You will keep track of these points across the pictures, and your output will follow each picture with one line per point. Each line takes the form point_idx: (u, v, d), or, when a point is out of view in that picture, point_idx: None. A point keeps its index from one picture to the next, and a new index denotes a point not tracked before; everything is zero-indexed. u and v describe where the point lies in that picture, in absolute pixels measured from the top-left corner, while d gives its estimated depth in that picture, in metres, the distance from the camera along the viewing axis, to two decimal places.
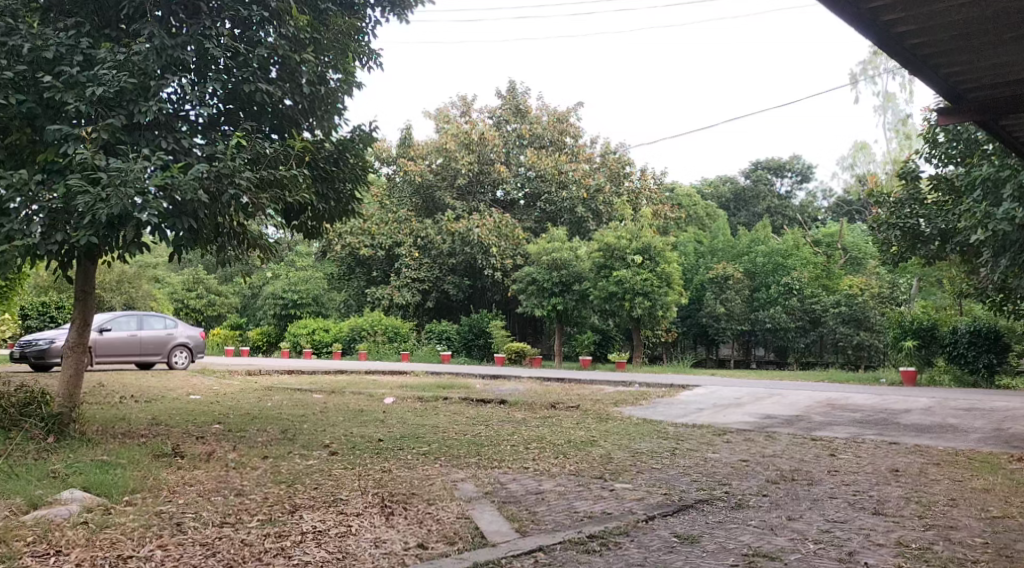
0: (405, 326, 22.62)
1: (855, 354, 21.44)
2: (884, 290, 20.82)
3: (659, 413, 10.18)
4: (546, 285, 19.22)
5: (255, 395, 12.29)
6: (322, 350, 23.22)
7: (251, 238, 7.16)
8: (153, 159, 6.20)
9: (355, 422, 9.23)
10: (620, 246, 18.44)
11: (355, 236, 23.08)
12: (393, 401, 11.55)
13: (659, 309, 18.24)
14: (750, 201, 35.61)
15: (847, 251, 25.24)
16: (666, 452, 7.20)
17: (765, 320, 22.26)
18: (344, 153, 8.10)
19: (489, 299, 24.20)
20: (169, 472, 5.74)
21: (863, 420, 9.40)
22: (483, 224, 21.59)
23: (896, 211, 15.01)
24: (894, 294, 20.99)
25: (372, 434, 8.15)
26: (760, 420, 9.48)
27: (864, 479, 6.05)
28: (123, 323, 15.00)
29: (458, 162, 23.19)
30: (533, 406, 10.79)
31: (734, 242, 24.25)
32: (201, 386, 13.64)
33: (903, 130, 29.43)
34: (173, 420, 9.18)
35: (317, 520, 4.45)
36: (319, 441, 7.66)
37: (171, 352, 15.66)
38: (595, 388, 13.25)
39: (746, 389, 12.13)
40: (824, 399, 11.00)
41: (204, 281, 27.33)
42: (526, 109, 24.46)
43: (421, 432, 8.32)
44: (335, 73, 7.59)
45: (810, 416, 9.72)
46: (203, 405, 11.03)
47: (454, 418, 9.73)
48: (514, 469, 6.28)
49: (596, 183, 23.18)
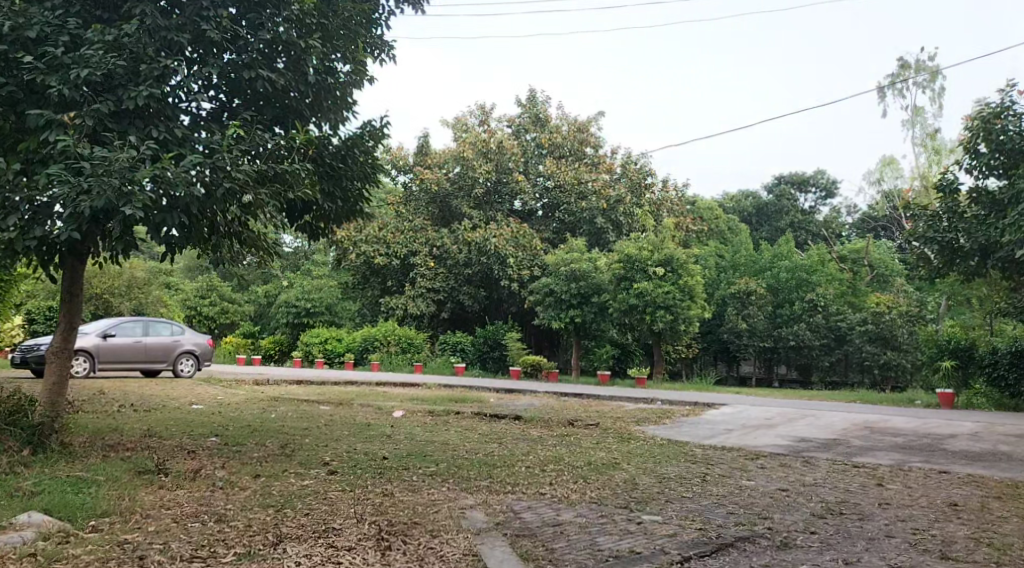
0: (418, 337, 22.09)
1: (881, 375, 20.69)
2: (912, 308, 20.09)
3: (684, 433, 9.56)
4: (565, 296, 18.62)
5: (259, 406, 11.76)
6: (334, 360, 22.71)
7: (251, 241, 6.65)
8: (142, 149, 5.70)
9: (360, 437, 8.67)
10: (641, 258, 17.82)
11: (369, 243, 22.65)
12: (402, 415, 10.97)
13: (681, 323, 17.65)
14: (773, 216, 34.86)
15: (873, 268, 24.49)
16: (695, 478, 6.58)
17: (788, 337, 21.45)
18: (351, 150, 7.63)
19: (506, 311, 23.57)
20: (148, 492, 5.21)
21: (905, 445, 8.72)
22: (500, 234, 21.15)
23: (933, 225, 14.27)
24: (922, 313, 20.23)
25: (377, 452, 7.57)
26: (793, 443, 8.81)
27: (922, 514, 5.40)
28: (128, 329, 14.60)
29: (475, 171, 22.75)
30: (550, 423, 10.20)
31: (756, 257, 23.62)
32: (206, 395, 13.14)
33: (933, 144, 28.54)
34: (167, 432, 8.67)
35: (302, 556, 3.89)
36: (319, 458, 7.10)
37: (177, 360, 15.20)
38: (615, 404, 12.62)
39: (775, 409, 11.47)
40: (861, 421, 10.30)
41: (218, 288, 26.98)
42: (546, 118, 23.97)
43: (430, 451, 7.74)
44: (344, 63, 7.06)
45: (848, 440, 9.06)
46: (203, 416, 10.51)
47: (466, 434, 9.15)
48: (530, 495, 5.67)
49: (616, 194, 22.57)
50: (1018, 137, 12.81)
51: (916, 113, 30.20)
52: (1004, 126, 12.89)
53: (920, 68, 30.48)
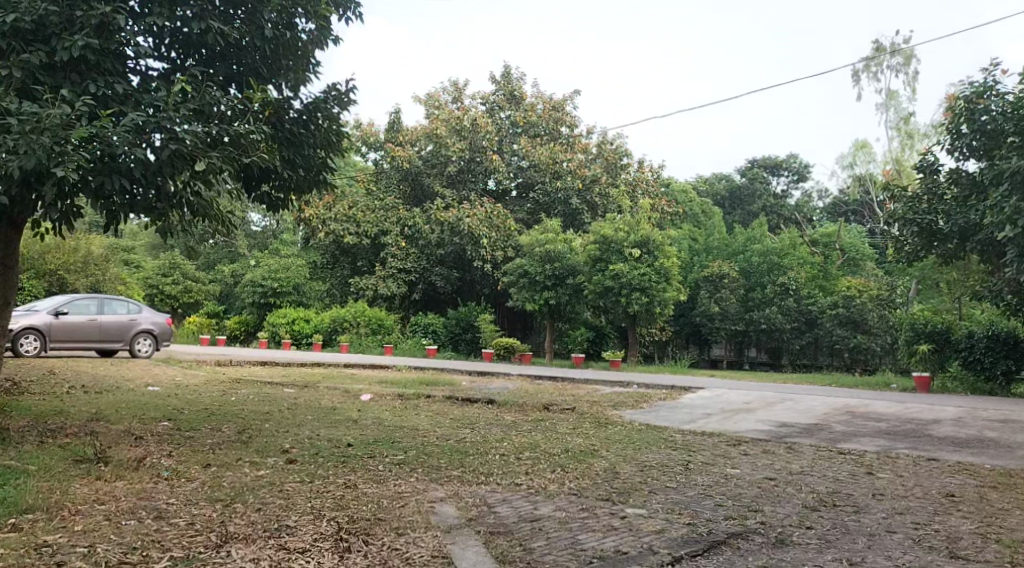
0: (389, 318, 21.54)
1: (851, 359, 20.66)
2: (883, 293, 20.09)
3: (662, 418, 9.22)
4: (538, 278, 18.17)
5: (219, 389, 11.22)
6: (302, 342, 22.09)
7: (205, 211, 6.14)
8: (76, 103, 5.16)
9: (325, 422, 8.19)
10: (618, 239, 17.47)
11: (339, 222, 21.97)
12: (369, 398, 10.52)
13: (657, 305, 17.36)
14: (745, 200, 34.70)
15: (845, 252, 24.44)
16: (679, 467, 6.22)
17: (760, 321, 21.28)
18: (313, 115, 7.14)
19: (478, 292, 23.12)
20: (83, 484, 4.74)
21: (890, 430, 8.48)
22: (473, 213, 20.65)
23: (913, 207, 14.03)
24: (892, 297, 20.20)
25: (341, 438, 7.10)
26: (774, 428, 8.52)
27: (920, 506, 5.09)
28: (82, 307, 13.92)
29: (449, 149, 22.21)
30: (524, 407, 9.81)
31: (730, 240, 23.42)
32: (163, 376, 12.54)
33: (906, 128, 28.48)
34: (117, 415, 8.15)
35: (247, 560, 3.50)
36: (278, 445, 6.62)
37: (134, 339, 14.56)
38: (591, 388, 12.27)
39: (754, 393, 11.21)
40: (842, 406, 10.06)
41: (181, 267, 26.13)
42: (521, 96, 23.36)
43: (398, 437, 7.29)
44: (306, 21, 6.54)
45: (831, 425, 8.78)
46: (159, 398, 9.95)
47: (436, 419, 8.72)
48: (504, 487, 5.25)
49: (591, 174, 22.23)
50: (1001, 118, 12.58)
51: (890, 97, 30.15)
52: (986, 106, 12.63)
53: (895, 51, 30.35)
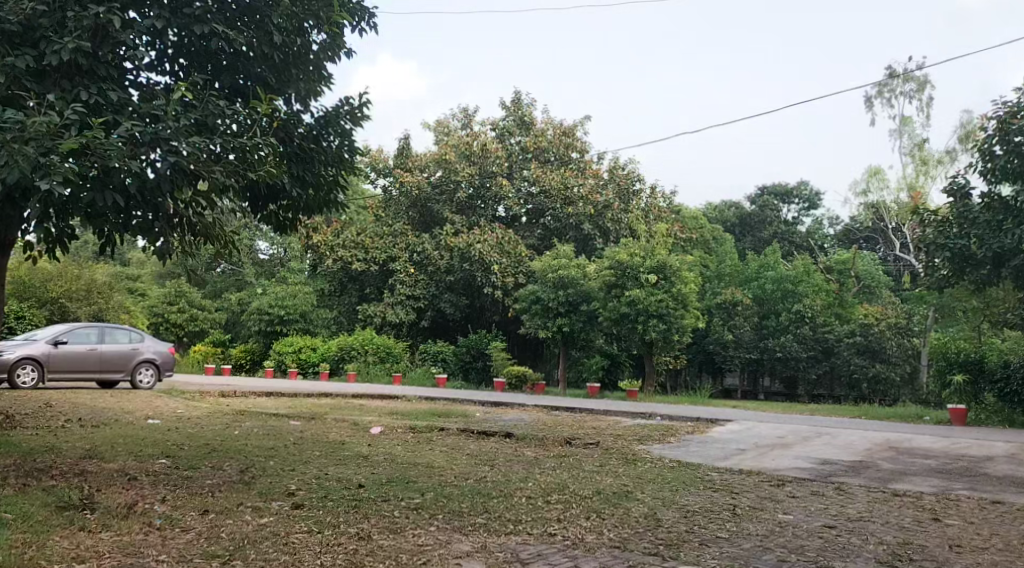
0: (397, 346, 20.97)
1: (869, 388, 20.05)
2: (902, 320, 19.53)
3: (694, 454, 8.63)
4: (551, 304, 17.67)
5: (223, 421, 10.66)
6: (309, 371, 21.48)
7: (208, 233, 5.66)
8: (67, 111, 4.70)
9: (333, 459, 7.61)
10: (633, 264, 16.85)
11: (347, 249, 21.63)
12: (379, 431, 9.96)
13: (675, 333, 16.77)
14: (756, 227, 34.26)
15: (860, 279, 23.88)
16: (725, 512, 5.64)
17: (775, 349, 20.61)
18: (325, 131, 6.68)
19: (489, 319, 22.54)
20: (63, 537, 4.20)
21: (941, 468, 7.86)
22: (484, 240, 20.27)
23: (944, 232, 13.37)
24: (910, 325, 19.86)
25: (352, 478, 6.54)
26: (816, 467, 7.92)
27: (1008, 562, 4.49)
28: (82, 336, 13.43)
29: (458, 174, 21.86)
30: (545, 441, 9.24)
31: (743, 266, 22.80)
32: (165, 409, 11.99)
33: (920, 154, 27.85)
34: (112, 452, 7.62)
35: None
36: (283, 487, 6.05)
37: (136, 369, 14.04)
38: (611, 420, 11.67)
39: (784, 426, 10.62)
40: (883, 441, 9.45)
41: (187, 294, 25.71)
42: (531, 122, 23.04)
43: (413, 476, 6.74)
44: (319, 31, 6.09)
45: (876, 462, 8.17)
46: (157, 432, 9.41)
47: (452, 455, 8.14)
48: (536, 538, 4.68)
49: (604, 200, 21.77)
50: None
51: (903, 123, 29.74)
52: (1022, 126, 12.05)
53: (907, 77, 29.95)
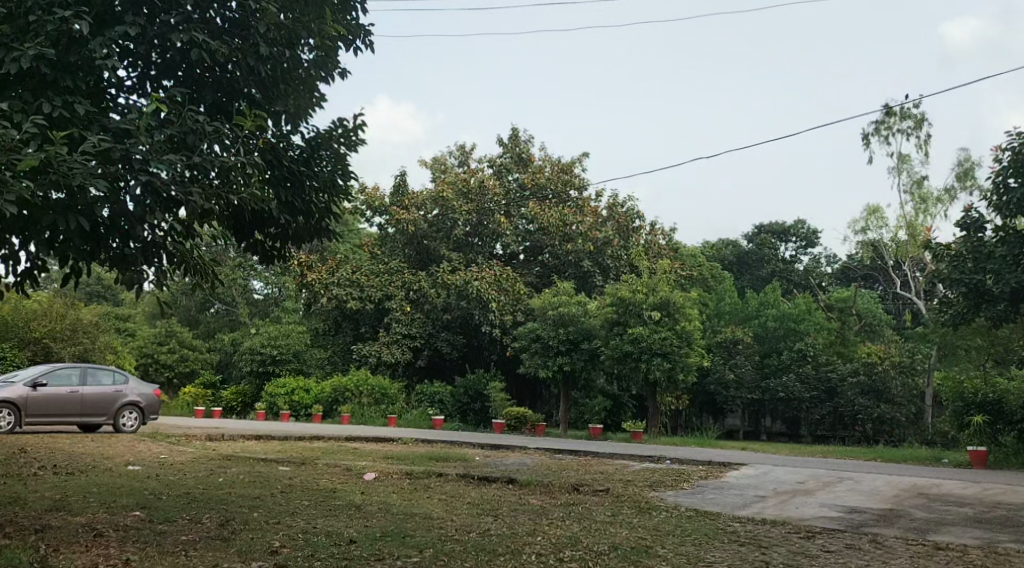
0: (393, 386, 20.22)
1: (874, 429, 19.45)
2: (905, 360, 19.17)
3: (710, 501, 8.06)
4: (552, 342, 17.13)
5: (207, 468, 10.03)
6: (301, 413, 20.79)
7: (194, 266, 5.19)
8: (25, 125, 4.26)
9: (322, 510, 7.00)
10: (636, 300, 16.37)
11: (342, 287, 21.07)
12: (373, 477, 9.34)
13: (680, 371, 16.15)
14: (755, 265, 33.95)
15: (863, 317, 23.49)
16: None
17: (777, 389, 19.96)
18: (317, 153, 6.23)
19: (487, 358, 21.96)
20: None
21: (979, 517, 7.30)
22: (482, 277, 19.81)
23: (959, 265, 12.51)
24: (913, 363, 19.47)
25: (342, 532, 5.95)
26: (845, 515, 7.37)
27: None
28: (63, 377, 12.83)
29: (455, 212, 21.47)
30: (550, 487, 8.66)
31: (743, 304, 22.36)
32: (148, 453, 11.37)
33: (919, 191, 27.41)
34: (81, 503, 7.02)
35: None
36: (265, 543, 5.46)
37: (119, 412, 13.41)
38: (618, 464, 11.08)
39: (802, 470, 10.07)
40: (910, 486, 8.89)
41: (178, 334, 25.19)
42: (529, 159, 22.79)
43: (411, 529, 6.14)
44: (310, 45, 5.68)
45: (908, 511, 7.58)
46: (134, 480, 8.80)
47: (451, 504, 7.54)
48: None
49: (604, 236, 21.38)
50: None
51: (902, 161, 29.54)
52: None
53: (905, 115, 29.80)
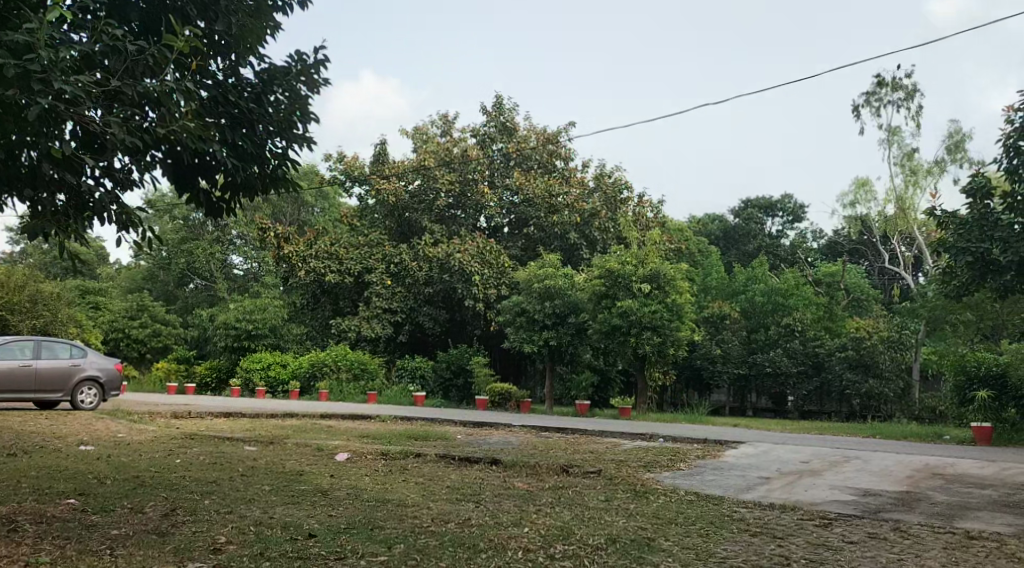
0: (373, 361, 19.48)
1: (861, 406, 18.87)
2: (894, 335, 18.64)
3: (711, 484, 7.39)
4: (536, 316, 16.42)
5: (166, 448, 9.23)
6: (277, 390, 20.04)
7: (131, 222, 4.55)
8: None
9: (284, 497, 6.26)
10: (626, 273, 15.61)
11: (319, 259, 20.22)
12: (344, 458, 8.62)
13: (670, 346, 15.51)
14: (741, 240, 33.41)
15: (850, 292, 23.01)
16: None
17: (765, 364, 19.38)
18: (269, 89, 5.44)
19: (470, 333, 21.27)
20: None
21: (1005, 500, 6.69)
22: (464, 250, 19.04)
23: (963, 234, 11.23)
24: (903, 339, 18.83)
25: (301, 524, 5.20)
26: (860, 499, 6.72)
27: None
28: (13, 351, 11.94)
29: (437, 181, 20.62)
30: (536, 468, 7.95)
31: (731, 279, 21.72)
32: (103, 433, 10.53)
33: (910, 163, 26.62)
34: (11, 489, 6.23)
35: None
36: (209, 539, 4.70)
37: (76, 388, 12.56)
38: (607, 443, 10.41)
39: (805, 449, 9.44)
40: (923, 466, 8.26)
41: (150, 308, 24.29)
42: (514, 127, 21.76)
43: (380, 521, 5.38)
44: None
45: (927, 494, 6.94)
46: (80, 461, 8.01)
47: (427, 488, 6.79)
48: None
49: (590, 207, 20.56)
50: None
51: (893, 133, 28.87)
52: None
53: (897, 85, 29.12)
